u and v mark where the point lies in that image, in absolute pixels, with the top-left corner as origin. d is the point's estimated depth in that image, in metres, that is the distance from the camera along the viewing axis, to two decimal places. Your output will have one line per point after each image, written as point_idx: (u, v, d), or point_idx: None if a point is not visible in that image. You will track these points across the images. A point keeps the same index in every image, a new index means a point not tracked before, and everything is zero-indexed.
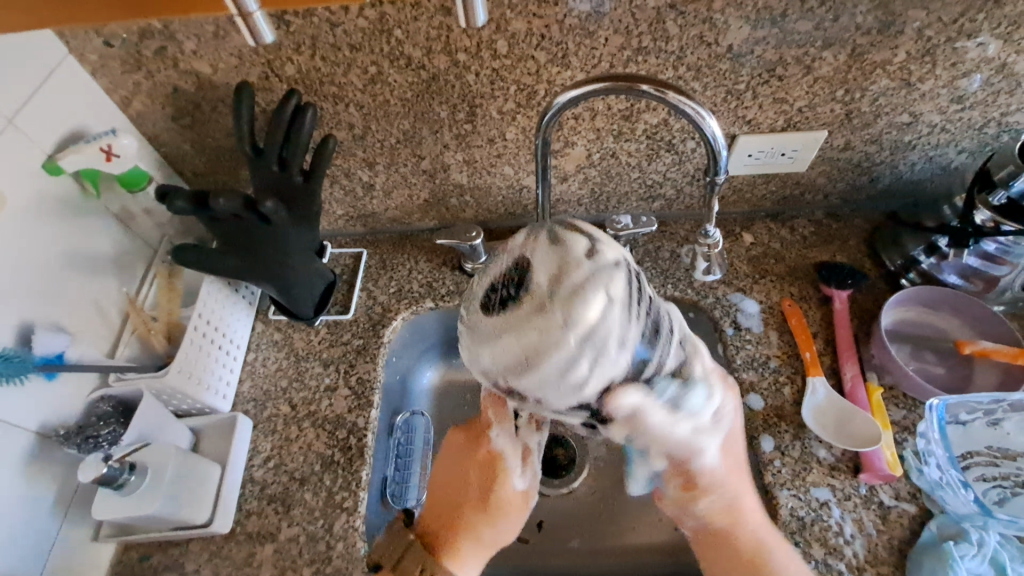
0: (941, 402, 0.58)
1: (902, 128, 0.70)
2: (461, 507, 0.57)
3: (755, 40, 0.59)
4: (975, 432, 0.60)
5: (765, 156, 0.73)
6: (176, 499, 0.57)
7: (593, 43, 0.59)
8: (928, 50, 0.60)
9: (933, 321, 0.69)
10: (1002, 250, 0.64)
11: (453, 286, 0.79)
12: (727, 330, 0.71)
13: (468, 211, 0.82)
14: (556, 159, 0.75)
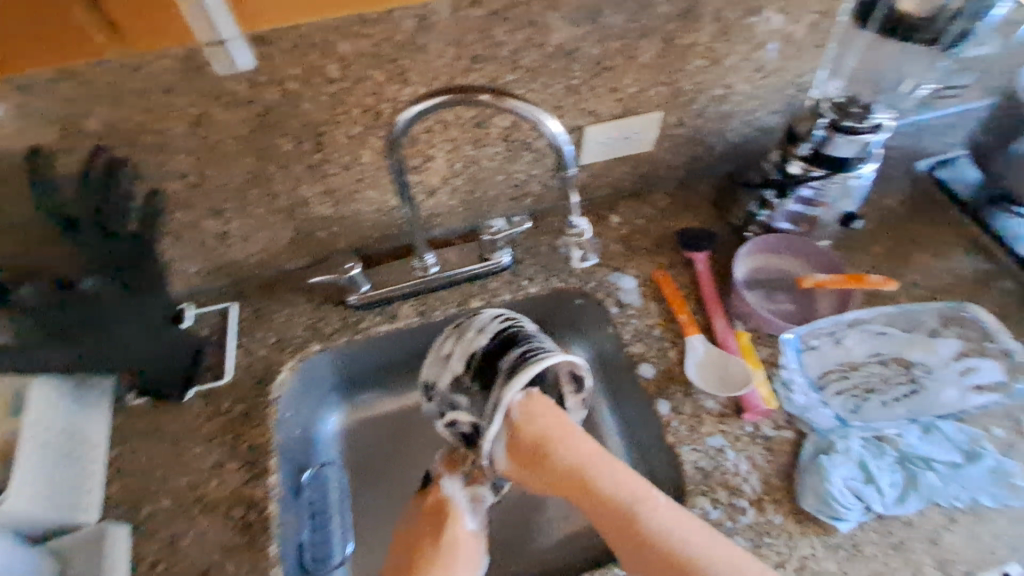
0: (793, 335, 0.68)
1: (721, 100, 0.78)
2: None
3: (579, 37, 0.62)
4: (826, 353, 0.69)
5: (613, 142, 0.79)
6: None
7: (427, 57, 0.59)
8: (726, 30, 0.68)
9: (777, 264, 0.78)
10: (816, 193, 0.74)
11: (340, 322, 0.76)
12: (612, 309, 0.76)
13: (340, 240, 0.79)
14: (419, 175, 0.73)
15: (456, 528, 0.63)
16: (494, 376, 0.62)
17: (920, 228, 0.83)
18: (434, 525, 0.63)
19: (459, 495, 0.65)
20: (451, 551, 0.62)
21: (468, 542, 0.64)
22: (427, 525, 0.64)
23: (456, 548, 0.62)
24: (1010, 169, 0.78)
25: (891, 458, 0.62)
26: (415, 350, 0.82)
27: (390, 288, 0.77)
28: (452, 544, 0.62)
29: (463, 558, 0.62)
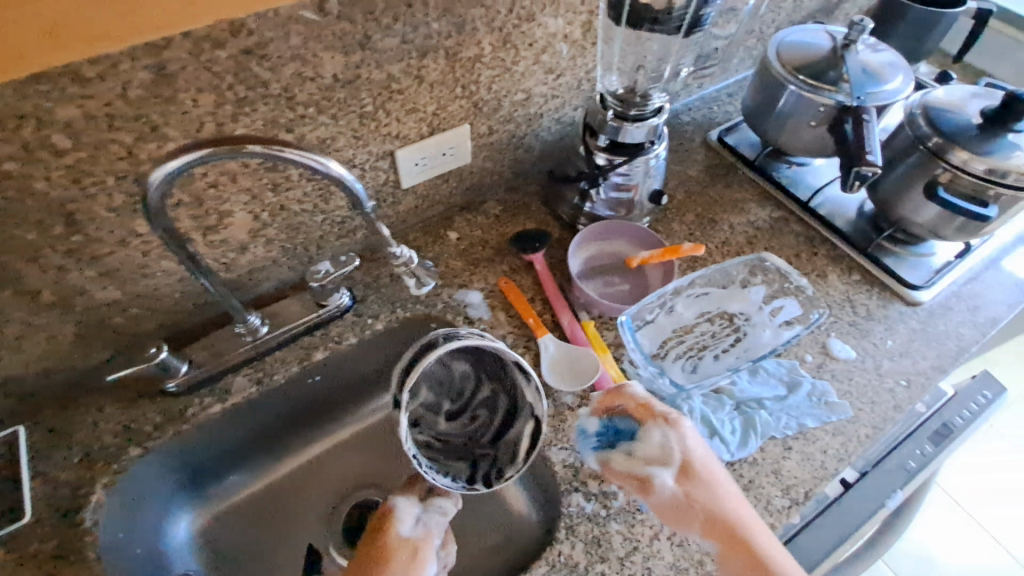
0: (626, 317, 0.71)
1: (524, 104, 0.80)
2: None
3: (354, 64, 0.59)
4: (662, 323, 0.74)
5: (430, 161, 0.77)
6: None
7: (181, 108, 0.52)
8: (506, 39, 0.69)
9: (608, 249, 0.82)
10: (625, 180, 0.78)
11: (163, 417, 0.66)
12: (463, 328, 0.75)
13: (146, 322, 0.69)
14: (220, 233, 0.66)
15: (388, 537, 0.56)
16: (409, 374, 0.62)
17: (721, 191, 0.92)
18: (367, 543, 0.57)
19: (400, 506, 0.59)
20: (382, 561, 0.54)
21: (404, 551, 0.55)
22: (362, 546, 0.57)
23: (388, 557, 0.55)
24: (775, 127, 0.89)
25: (729, 407, 0.68)
26: (268, 418, 0.74)
27: (217, 363, 0.68)
28: (383, 555, 0.55)
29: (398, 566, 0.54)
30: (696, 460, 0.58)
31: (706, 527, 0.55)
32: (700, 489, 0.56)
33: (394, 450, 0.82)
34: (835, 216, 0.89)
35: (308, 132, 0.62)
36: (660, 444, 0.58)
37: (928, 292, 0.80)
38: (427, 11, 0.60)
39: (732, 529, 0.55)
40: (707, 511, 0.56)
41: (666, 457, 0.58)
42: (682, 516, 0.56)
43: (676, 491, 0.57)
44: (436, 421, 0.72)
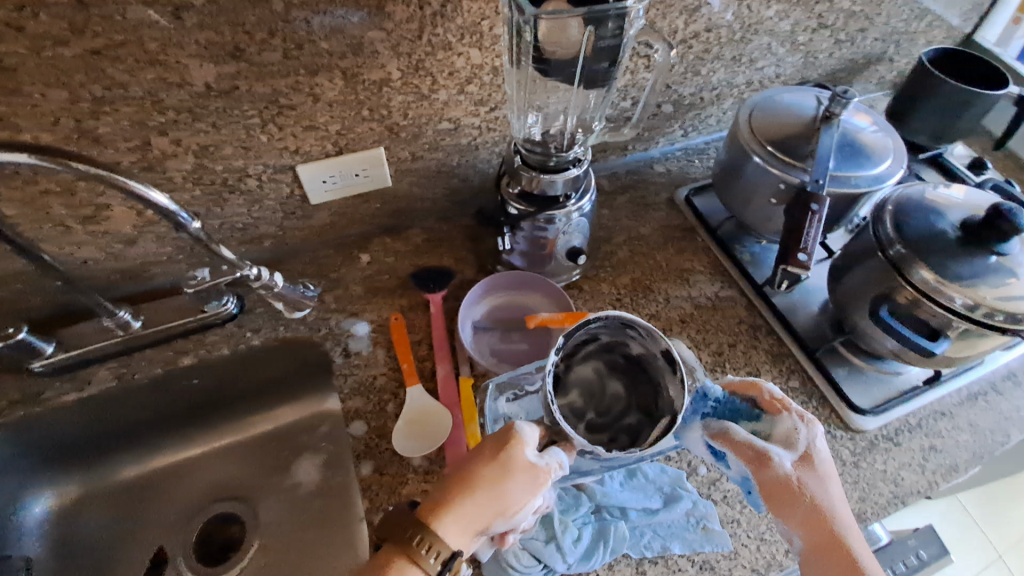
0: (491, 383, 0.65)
1: (452, 133, 0.74)
2: (477, 516, 0.46)
3: (228, 75, 0.57)
4: None
5: (340, 179, 0.73)
6: None
7: (29, 101, 0.52)
8: (417, 65, 0.64)
9: (519, 301, 0.75)
10: (541, 234, 0.70)
11: (19, 395, 0.68)
12: (337, 360, 0.71)
13: (30, 299, 0.70)
14: (99, 224, 0.66)
15: (510, 452, 0.47)
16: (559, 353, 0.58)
17: (671, 257, 0.83)
18: (483, 446, 0.49)
19: (529, 423, 0.49)
20: (495, 478, 0.46)
21: (525, 474, 0.47)
22: (481, 446, 0.49)
23: (506, 475, 0.47)
24: (739, 199, 0.79)
25: (586, 509, 0.61)
26: (146, 415, 0.74)
27: (83, 350, 0.69)
28: (505, 469, 0.47)
29: (517, 488, 0.46)
30: (820, 461, 0.50)
31: (806, 528, 0.49)
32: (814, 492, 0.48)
33: (272, 463, 0.78)
34: (794, 311, 0.77)
35: (186, 137, 0.60)
36: (788, 433, 0.50)
37: (877, 419, 0.68)
38: (310, 28, 0.56)
39: (833, 539, 0.48)
40: (815, 514, 0.48)
41: (791, 443, 0.50)
42: (786, 508, 0.49)
43: (791, 478, 0.49)
44: (575, 425, 0.59)
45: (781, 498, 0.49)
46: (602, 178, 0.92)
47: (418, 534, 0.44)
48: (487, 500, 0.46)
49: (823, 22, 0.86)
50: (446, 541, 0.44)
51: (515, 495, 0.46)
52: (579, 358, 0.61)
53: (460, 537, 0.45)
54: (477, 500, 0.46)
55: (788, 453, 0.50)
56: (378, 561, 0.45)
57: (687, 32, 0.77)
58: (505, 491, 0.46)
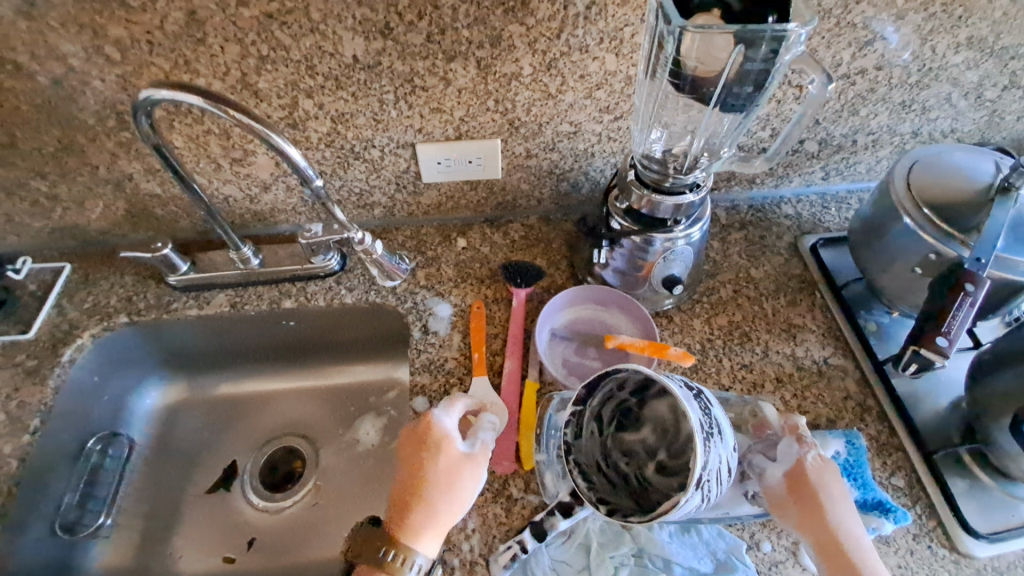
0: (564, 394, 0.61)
1: (571, 137, 0.74)
2: (439, 522, 0.53)
3: (375, 51, 0.61)
4: None
5: (453, 164, 0.75)
6: None
7: (209, 51, 0.59)
8: (550, 64, 0.64)
9: (603, 319, 0.72)
10: (638, 255, 0.67)
11: (154, 300, 0.77)
12: (415, 334, 0.73)
13: (181, 220, 0.80)
14: (244, 168, 0.74)
15: (439, 459, 0.55)
16: (596, 395, 0.52)
17: (779, 307, 0.75)
18: (416, 464, 0.55)
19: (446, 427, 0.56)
20: (436, 486, 0.54)
21: (461, 469, 0.55)
22: (417, 457, 0.56)
23: (452, 480, 0.54)
24: (878, 260, 0.69)
25: (626, 550, 0.55)
26: (246, 345, 0.82)
27: (209, 275, 0.78)
28: (444, 475, 0.54)
29: (464, 484, 0.54)
30: (820, 475, 0.53)
31: (808, 530, 0.52)
32: (817, 499, 0.52)
33: (339, 414, 0.83)
34: (915, 401, 0.66)
35: (328, 103, 0.66)
36: (789, 448, 0.54)
37: (990, 547, 0.58)
38: (455, 16, 0.58)
39: (839, 544, 0.51)
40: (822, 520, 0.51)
41: (789, 453, 0.54)
42: (791, 515, 0.53)
43: (787, 486, 0.53)
44: (645, 464, 0.53)
45: (779, 501, 0.53)
46: (719, 210, 0.86)
47: (396, 551, 0.51)
48: (435, 505, 0.53)
49: (1018, 79, 0.74)
50: (414, 551, 0.51)
51: (461, 488, 0.54)
52: (654, 393, 0.53)
53: (429, 543, 0.52)
54: (431, 507, 0.53)
55: (779, 466, 0.54)
56: None
57: (851, 67, 0.70)
58: (451, 486, 0.54)
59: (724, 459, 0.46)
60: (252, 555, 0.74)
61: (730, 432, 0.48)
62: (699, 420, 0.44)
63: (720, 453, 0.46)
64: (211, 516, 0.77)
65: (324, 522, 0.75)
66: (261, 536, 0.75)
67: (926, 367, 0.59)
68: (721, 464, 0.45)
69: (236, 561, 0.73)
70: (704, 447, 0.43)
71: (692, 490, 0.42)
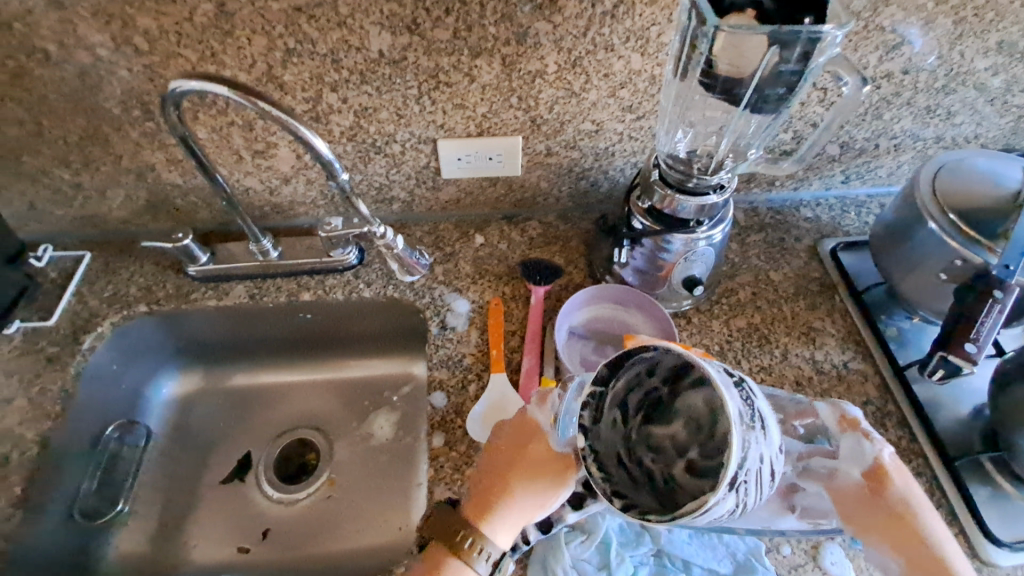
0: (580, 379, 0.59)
1: (593, 135, 0.74)
2: (518, 515, 0.49)
3: (401, 46, 0.61)
4: None
5: (473, 160, 0.75)
6: None
7: (236, 43, 0.59)
8: (575, 62, 0.64)
9: (622, 317, 0.72)
10: (660, 255, 0.67)
11: (173, 290, 0.77)
12: (433, 329, 0.73)
13: (201, 211, 0.81)
14: (266, 160, 0.74)
15: (532, 450, 0.49)
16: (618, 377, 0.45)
17: (799, 310, 0.75)
18: (510, 445, 0.51)
19: (543, 417, 0.50)
20: (523, 480, 0.49)
21: (550, 473, 0.48)
22: (510, 445, 0.51)
23: (538, 479, 0.49)
24: (900, 265, 0.68)
25: (647, 550, 0.55)
26: (263, 337, 0.83)
27: (228, 265, 0.78)
28: (530, 471, 0.49)
29: (549, 489, 0.48)
30: (897, 474, 0.47)
31: (885, 533, 0.46)
32: (895, 498, 0.46)
33: (353, 408, 0.83)
34: (937, 408, 0.66)
35: (352, 97, 0.66)
36: (855, 448, 0.47)
37: (1013, 556, 0.57)
38: (483, 12, 0.58)
39: (923, 544, 0.45)
40: (903, 522, 0.45)
41: (859, 454, 0.47)
42: (865, 519, 0.46)
43: (858, 487, 0.46)
44: (673, 464, 0.43)
45: (846, 503, 0.46)
46: (738, 212, 0.86)
47: (468, 534, 0.49)
48: (516, 497, 0.49)
49: None
50: (488, 538, 0.49)
51: (546, 490, 0.48)
52: (689, 383, 0.45)
53: (506, 531, 0.49)
54: (511, 499, 0.49)
55: (851, 466, 0.46)
56: (429, 560, 0.50)
57: (878, 70, 0.69)
58: (535, 482, 0.49)
59: (767, 458, 0.40)
60: (266, 546, 0.74)
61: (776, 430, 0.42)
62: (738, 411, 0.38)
63: (762, 451, 0.39)
64: (226, 506, 0.77)
65: (337, 514, 0.76)
66: (275, 527, 0.75)
67: (954, 372, 0.61)
68: (763, 461, 0.39)
69: (251, 551, 0.74)
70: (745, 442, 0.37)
71: (725, 492, 0.36)
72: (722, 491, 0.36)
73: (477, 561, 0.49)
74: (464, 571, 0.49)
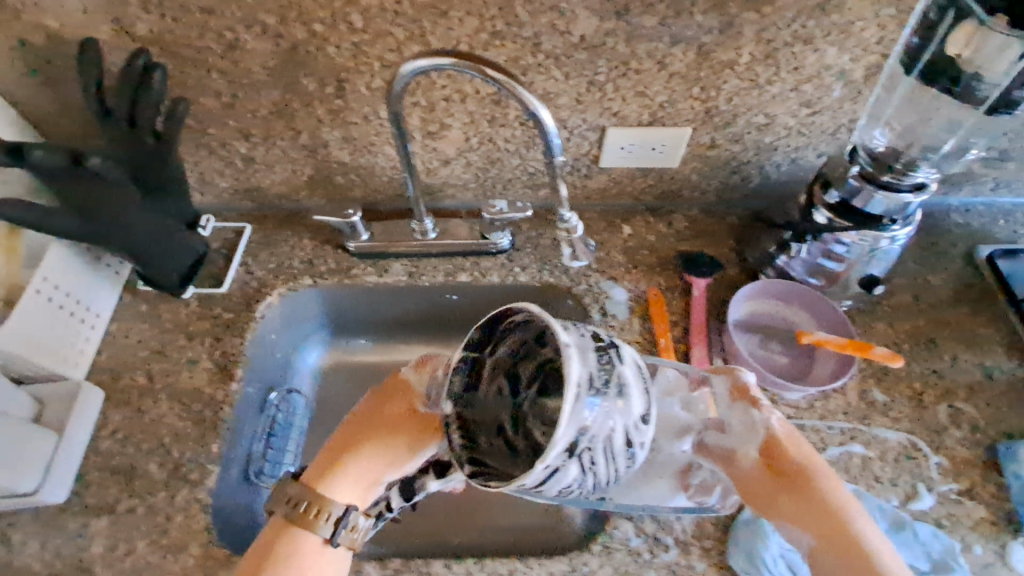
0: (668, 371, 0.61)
1: (761, 129, 0.74)
2: (359, 475, 0.50)
3: (605, 31, 0.62)
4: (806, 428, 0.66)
5: (637, 149, 0.75)
6: (10, 468, 0.56)
7: (448, 24, 0.61)
8: (770, 53, 0.64)
9: (784, 313, 0.73)
10: (844, 250, 0.68)
11: (334, 265, 0.80)
12: (594, 316, 0.74)
13: (355, 190, 0.82)
14: (435, 142, 0.76)
15: (392, 409, 0.51)
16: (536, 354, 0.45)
17: (960, 316, 0.74)
18: (372, 407, 0.52)
19: (417, 379, 0.52)
20: (370, 440, 0.50)
21: (419, 432, 0.50)
22: (369, 410, 0.52)
23: (412, 438, 0.50)
24: None
25: None
26: (409, 315, 0.85)
27: (386, 243, 0.80)
28: (386, 430, 0.50)
29: (432, 446, 0.51)
30: (790, 441, 0.48)
31: (809, 518, 0.44)
32: (804, 472, 0.46)
33: None
34: None
35: (538, 82, 0.67)
36: (743, 417, 0.49)
37: None
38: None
39: (839, 524, 0.43)
40: (814, 498, 0.44)
41: (751, 423, 0.49)
42: (782, 500, 0.45)
43: (757, 462, 0.47)
44: None
45: (753, 479, 0.47)
46: None
47: (309, 499, 0.48)
48: (362, 457, 0.50)
49: None
50: (330, 500, 0.48)
51: (412, 448, 0.50)
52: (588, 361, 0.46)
53: (344, 493, 0.49)
54: (361, 458, 0.50)
55: (746, 440, 0.48)
56: (269, 533, 0.48)
57: None
58: (387, 442, 0.50)
59: (624, 428, 0.42)
60: (416, 516, 0.77)
61: (638, 396, 0.43)
62: (584, 383, 0.40)
63: (617, 422, 0.41)
64: None
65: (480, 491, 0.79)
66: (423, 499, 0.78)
67: None
68: (622, 435, 0.41)
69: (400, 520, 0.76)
70: (575, 412, 0.39)
71: (554, 456, 0.39)
72: (558, 459, 0.40)
73: (320, 527, 0.48)
74: (302, 538, 0.48)
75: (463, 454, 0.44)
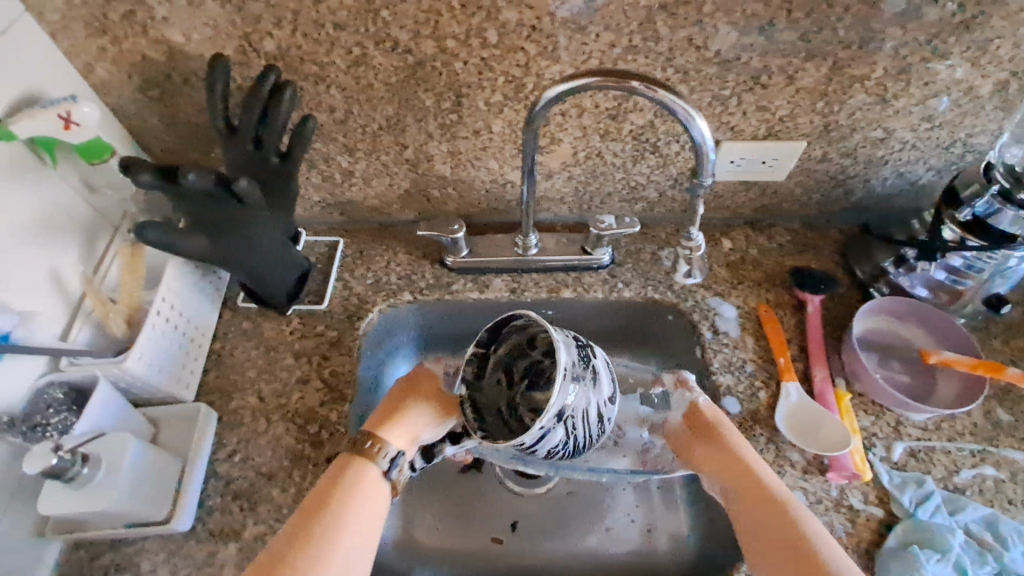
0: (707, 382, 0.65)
1: (876, 143, 0.72)
2: (404, 429, 0.58)
3: (742, 46, 0.60)
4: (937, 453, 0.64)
5: (747, 164, 0.73)
6: (144, 497, 0.56)
7: (583, 39, 0.59)
8: (903, 69, 0.63)
9: (900, 331, 0.72)
10: (967, 264, 0.67)
11: (433, 280, 0.78)
12: (706, 333, 0.72)
13: (449, 204, 0.80)
14: (541, 156, 0.74)
15: (421, 382, 0.61)
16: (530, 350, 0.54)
17: None
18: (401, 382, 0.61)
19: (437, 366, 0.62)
20: (412, 404, 0.59)
21: (443, 399, 0.60)
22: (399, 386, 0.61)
23: (433, 407, 0.59)
24: None
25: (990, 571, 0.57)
26: None
27: (486, 258, 0.78)
28: (419, 396, 0.59)
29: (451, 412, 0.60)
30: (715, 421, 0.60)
31: (728, 478, 0.55)
32: (720, 442, 0.57)
33: None
34: None
35: None
36: (681, 399, 0.62)
37: None
38: (842, 15, 0.58)
39: (753, 486, 0.53)
40: (729, 464, 0.55)
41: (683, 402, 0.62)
42: (708, 468, 0.57)
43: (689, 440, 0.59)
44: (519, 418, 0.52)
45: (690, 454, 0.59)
46: None
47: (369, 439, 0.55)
48: (406, 412, 0.58)
49: None
50: (388, 442, 0.55)
51: (438, 411, 0.59)
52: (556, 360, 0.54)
53: (397, 441, 0.57)
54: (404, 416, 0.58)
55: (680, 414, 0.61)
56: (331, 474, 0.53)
57: None
58: (424, 405, 0.59)
59: (594, 407, 0.49)
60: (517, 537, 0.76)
61: (607, 382, 0.51)
62: (570, 363, 0.46)
63: (590, 400, 0.48)
64: (472, 496, 0.78)
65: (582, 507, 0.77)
66: (523, 519, 0.77)
67: None
68: (588, 410, 0.48)
69: (505, 542, 0.76)
70: (566, 388, 0.45)
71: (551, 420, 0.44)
72: (549, 422, 0.45)
73: (378, 461, 0.54)
74: (366, 472, 0.53)
75: (474, 421, 0.50)
